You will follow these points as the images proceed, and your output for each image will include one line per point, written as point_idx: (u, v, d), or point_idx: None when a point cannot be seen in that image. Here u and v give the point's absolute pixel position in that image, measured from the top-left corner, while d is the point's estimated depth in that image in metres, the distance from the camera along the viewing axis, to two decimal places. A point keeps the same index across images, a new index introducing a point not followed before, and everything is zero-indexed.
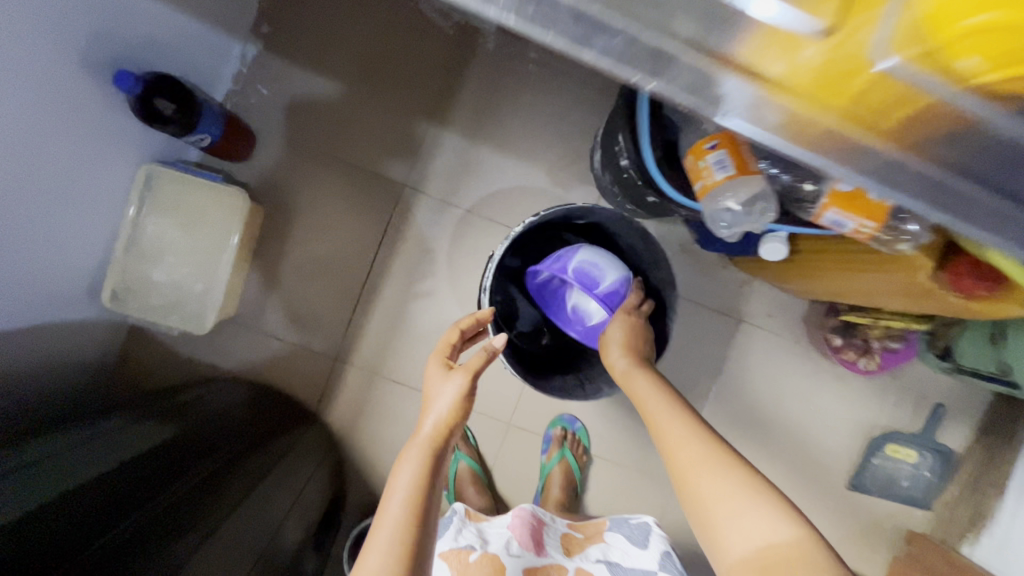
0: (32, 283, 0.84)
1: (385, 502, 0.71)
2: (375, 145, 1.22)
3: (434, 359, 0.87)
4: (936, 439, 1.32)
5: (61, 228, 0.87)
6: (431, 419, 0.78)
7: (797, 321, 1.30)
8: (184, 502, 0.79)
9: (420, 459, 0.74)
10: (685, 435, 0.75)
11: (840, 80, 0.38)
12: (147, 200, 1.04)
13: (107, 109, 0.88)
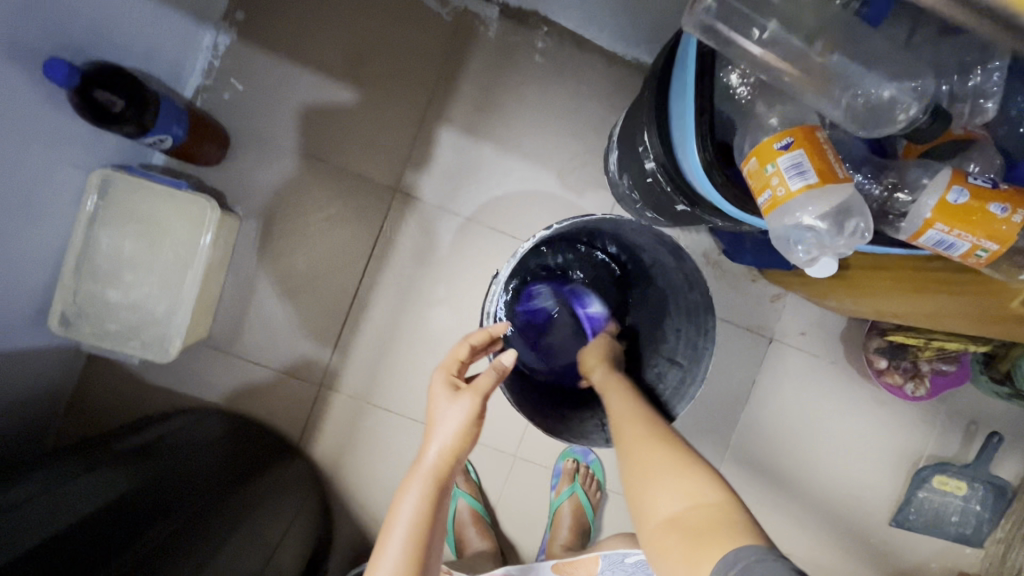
0: None
1: (380, 546, 0.61)
2: (364, 145, 1.09)
3: (439, 373, 0.73)
4: (990, 470, 1.18)
5: None
6: (434, 448, 0.65)
7: (835, 340, 1.17)
8: (150, 559, 0.67)
9: (422, 490, 0.63)
10: (629, 411, 0.71)
11: None
12: (102, 210, 0.91)
13: (44, 105, 0.74)
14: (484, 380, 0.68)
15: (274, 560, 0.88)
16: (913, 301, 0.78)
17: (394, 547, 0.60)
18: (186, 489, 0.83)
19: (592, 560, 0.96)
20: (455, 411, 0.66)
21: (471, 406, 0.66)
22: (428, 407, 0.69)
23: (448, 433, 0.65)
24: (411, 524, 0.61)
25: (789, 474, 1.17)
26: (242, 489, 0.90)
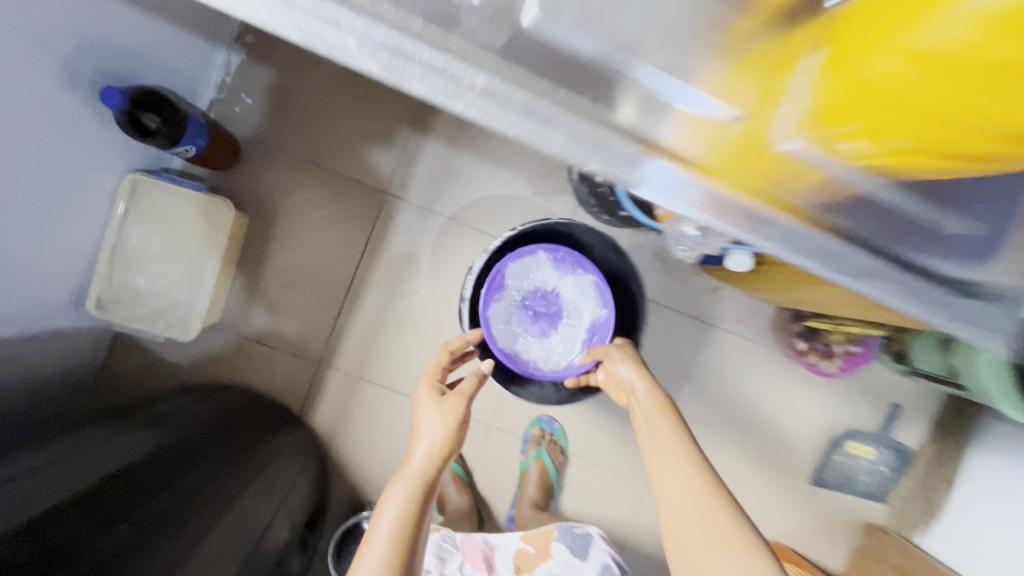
0: (10, 295, 0.85)
1: (370, 533, 0.73)
2: (359, 154, 1.25)
3: (424, 383, 0.89)
4: (894, 437, 1.39)
5: (38, 241, 0.88)
6: (421, 451, 0.80)
7: (765, 325, 1.36)
8: (182, 499, 0.82)
9: (406, 489, 0.77)
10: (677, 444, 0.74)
11: (755, 155, 0.47)
12: (134, 206, 1.05)
13: (83, 119, 0.88)
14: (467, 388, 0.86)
15: (278, 514, 1.03)
16: (812, 290, 0.96)
17: (381, 532, 0.72)
18: (207, 443, 0.98)
19: (547, 531, 1.10)
20: (440, 414, 0.83)
21: (453, 409, 0.83)
22: (414, 417, 0.85)
23: (434, 437, 0.81)
24: (395, 521, 0.73)
25: (725, 440, 1.37)
26: (254, 449, 1.05)
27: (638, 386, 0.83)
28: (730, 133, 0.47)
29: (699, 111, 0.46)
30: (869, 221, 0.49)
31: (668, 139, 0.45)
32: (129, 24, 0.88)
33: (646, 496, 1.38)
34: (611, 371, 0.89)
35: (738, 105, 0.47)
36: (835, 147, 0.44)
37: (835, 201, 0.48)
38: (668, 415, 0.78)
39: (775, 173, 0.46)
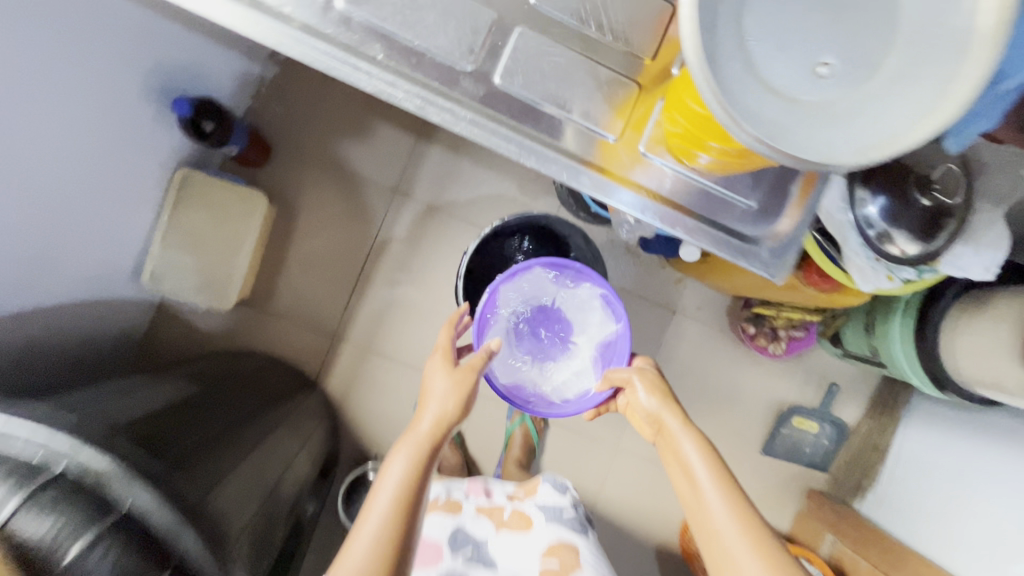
0: (69, 260, 1.04)
1: (377, 488, 0.82)
2: (372, 157, 1.45)
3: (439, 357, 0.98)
4: (833, 412, 1.59)
5: (95, 219, 1.07)
6: (427, 419, 0.90)
7: (721, 313, 1.57)
8: (224, 431, 0.95)
9: (415, 451, 0.86)
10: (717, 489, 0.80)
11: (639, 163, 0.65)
12: (183, 196, 1.25)
13: (130, 118, 1.06)
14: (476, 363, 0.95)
15: (299, 459, 1.18)
16: (747, 274, 1.15)
17: (389, 487, 0.81)
18: (230, 400, 1.10)
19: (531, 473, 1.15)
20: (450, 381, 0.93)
21: (461, 377, 0.93)
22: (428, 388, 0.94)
23: (441, 402, 0.91)
24: (402, 480, 0.82)
25: (686, 411, 1.56)
26: (278, 406, 1.20)
27: (662, 415, 0.90)
28: (622, 149, 0.64)
29: (605, 134, 0.64)
30: (727, 210, 0.66)
31: (592, 154, 0.64)
32: (175, 40, 1.06)
33: (617, 461, 1.58)
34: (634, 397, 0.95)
35: (620, 126, 0.64)
36: (684, 158, 0.63)
37: (702, 195, 0.65)
38: (710, 457, 0.83)
39: (651, 177, 0.65)
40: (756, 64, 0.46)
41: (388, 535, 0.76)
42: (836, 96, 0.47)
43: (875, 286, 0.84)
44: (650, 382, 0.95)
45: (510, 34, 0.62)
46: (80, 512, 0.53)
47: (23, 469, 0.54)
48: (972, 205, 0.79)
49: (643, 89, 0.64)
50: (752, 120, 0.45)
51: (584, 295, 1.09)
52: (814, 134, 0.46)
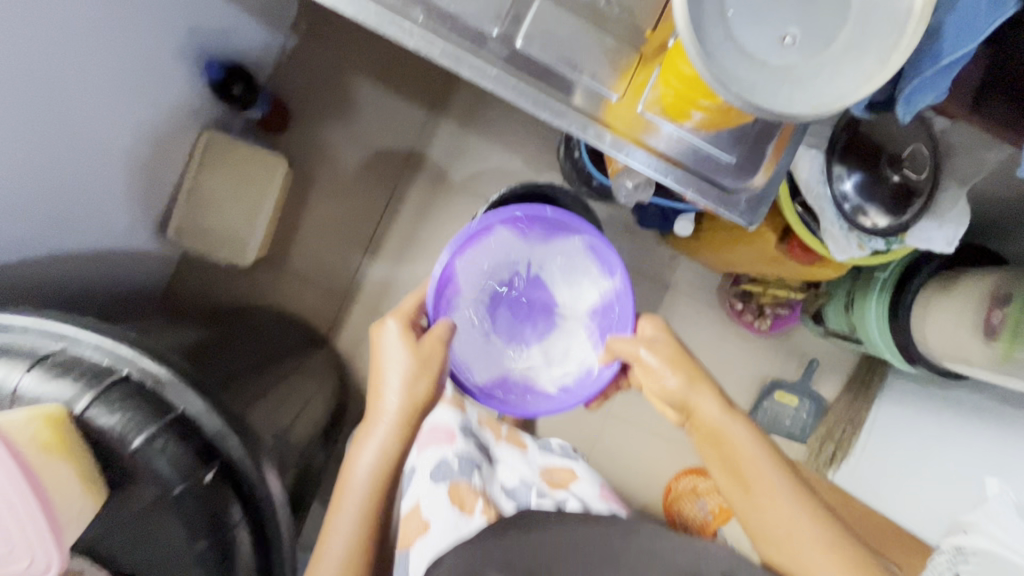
0: (100, 206, 1.12)
1: (348, 478, 0.86)
2: (385, 127, 1.51)
3: (397, 329, 0.91)
4: (813, 388, 1.68)
5: (126, 171, 1.15)
6: (392, 397, 0.87)
7: (712, 290, 1.65)
8: (237, 374, 1.03)
9: (383, 440, 0.86)
10: (766, 479, 0.79)
11: (637, 122, 0.72)
12: (206, 156, 1.32)
13: (161, 75, 1.12)
14: (434, 348, 0.89)
15: (310, 408, 1.26)
16: (736, 249, 1.22)
17: (361, 477, 0.85)
18: (224, 346, 1.12)
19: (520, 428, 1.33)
20: (404, 361, 0.88)
21: (424, 357, 0.88)
22: (386, 367, 0.89)
23: (398, 385, 0.87)
24: (371, 475, 0.85)
25: None
26: (291, 359, 1.28)
27: (693, 397, 0.88)
28: (623, 111, 0.72)
29: (608, 94, 0.71)
30: (709, 165, 0.74)
31: (597, 111, 0.71)
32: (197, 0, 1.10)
33: (607, 426, 1.67)
34: (646, 369, 0.91)
35: (620, 88, 0.71)
36: (678, 118, 0.70)
37: (687, 149, 0.73)
38: (759, 441, 0.83)
39: (646, 134, 0.72)
40: (733, 32, 0.52)
41: (363, 526, 0.83)
42: (796, 62, 0.53)
43: (848, 256, 0.91)
44: (666, 353, 0.91)
45: (531, 4, 0.69)
46: (143, 408, 0.63)
47: (91, 372, 0.63)
48: (936, 181, 0.89)
49: (643, 57, 0.70)
50: (728, 78, 0.51)
51: (565, 255, 1.06)
52: (781, 91, 0.52)
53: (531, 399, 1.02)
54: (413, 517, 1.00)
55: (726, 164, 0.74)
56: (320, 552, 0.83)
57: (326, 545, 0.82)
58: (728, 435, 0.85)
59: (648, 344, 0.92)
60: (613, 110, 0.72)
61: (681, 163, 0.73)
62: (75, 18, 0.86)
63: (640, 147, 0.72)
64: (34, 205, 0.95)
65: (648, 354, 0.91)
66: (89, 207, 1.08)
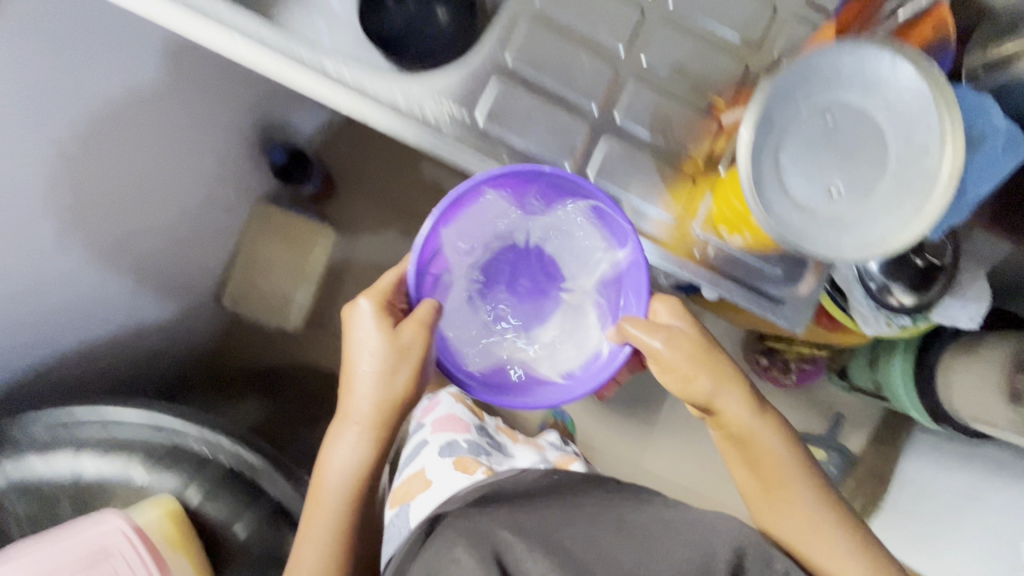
0: (163, 290, 1.17)
1: (325, 473, 0.73)
2: (421, 193, 1.55)
3: (369, 308, 0.70)
4: (839, 441, 1.70)
5: (190, 254, 1.21)
6: (361, 399, 0.69)
7: (738, 345, 1.70)
8: None
9: (356, 437, 0.70)
10: (789, 485, 0.71)
11: (685, 237, 0.65)
12: (257, 228, 1.38)
13: (222, 162, 1.18)
14: (410, 336, 0.68)
15: None
16: None
17: (336, 477, 0.72)
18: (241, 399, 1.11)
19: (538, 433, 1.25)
20: (368, 347, 0.69)
21: (401, 343, 0.68)
22: (355, 350, 0.70)
23: (368, 380, 0.69)
24: (346, 476, 0.71)
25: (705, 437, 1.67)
26: None
27: (721, 398, 0.71)
28: (669, 227, 0.65)
29: (651, 210, 0.64)
30: (762, 275, 0.65)
31: (642, 229, 0.65)
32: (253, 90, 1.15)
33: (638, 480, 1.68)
34: (664, 359, 0.69)
35: (669, 205, 0.64)
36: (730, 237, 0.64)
37: (740, 263, 0.65)
38: (785, 441, 0.72)
39: (696, 251, 0.65)
40: (786, 177, 0.50)
41: (337, 526, 0.73)
42: (847, 203, 0.50)
43: (877, 331, 0.96)
44: (688, 349, 0.70)
45: (599, 139, 0.63)
46: (235, 496, 0.84)
47: (195, 463, 0.84)
48: (958, 264, 0.94)
49: (694, 177, 0.65)
50: (772, 219, 0.49)
51: (568, 228, 0.78)
52: (823, 241, 0.50)
53: (529, 388, 0.76)
54: (417, 478, 1.01)
55: (784, 272, 0.65)
56: (297, 546, 0.75)
57: (302, 542, 0.74)
58: (756, 439, 0.72)
59: (669, 327, 0.70)
60: (658, 229, 0.65)
61: (732, 274, 0.65)
62: (154, 123, 0.94)
63: (677, 254, 0.65)
64: (105, 295, 1.02)
65: (672, 349, 0.69)
66: (157, 291, 1.15)
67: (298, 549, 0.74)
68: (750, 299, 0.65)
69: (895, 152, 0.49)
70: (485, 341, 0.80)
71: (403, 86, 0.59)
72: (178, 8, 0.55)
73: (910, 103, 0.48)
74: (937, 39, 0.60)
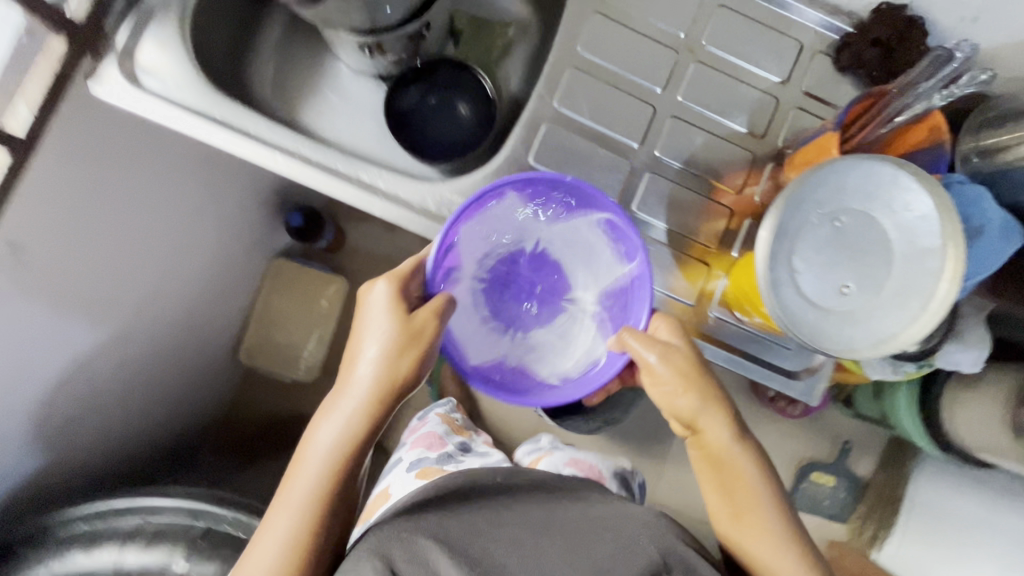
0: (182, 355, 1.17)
1: (297, 467, 0.56)
2: None
3: (384, 284, 0.59)
4: None
5: None
6: (364, 370, 0.56)
7: None
8: None
9: (345, 421, 0.56)
10: (761, 518, 0.58)
11: (701, 315, 0.68)
12: (271, 282, 1.40)
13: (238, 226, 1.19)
14: (430, 321, 0.58)
15: None
16: None
17: (312, 468, 0.55)
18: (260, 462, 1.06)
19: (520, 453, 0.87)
20: (377, 324, 0.57)
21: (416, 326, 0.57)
22: (360, 324, 0.58)
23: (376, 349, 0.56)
24: (324, 467, 0.55)
25: None
26: None
27: (702, 414, 0.59)
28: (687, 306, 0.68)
29: (668, 290, 0.68)
30: (778, 352, 0.68)
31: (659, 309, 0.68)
32: None
33: None
34: (654, 367, 0.59)
35: (685, 285, 0.68)
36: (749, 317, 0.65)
37: (756, 340, 0.68)
38: (757, 461, 0.60)
39: (712, 329, 0.68)
40: (799, 274, 0.54)
41: (297, 545, 0.53)
42: (857, 296, 0.54)
43: (884, 375, 1.01)
44: (682, 363, 0.58)
45: None
46: None
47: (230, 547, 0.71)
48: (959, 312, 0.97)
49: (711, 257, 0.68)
50: (783, 312, 0.53)
51: (577, 236, 0.67)
52: (838, 339, 0.54)
53: (523, 389, 0.66)
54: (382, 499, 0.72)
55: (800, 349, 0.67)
56: (241, 562, 0.54)
57: (248, 554, 0.54)
58: (726, 457, 0.59)
59: (667, 335, 0.60)
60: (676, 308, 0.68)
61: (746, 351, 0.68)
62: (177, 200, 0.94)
63: (716, 345, 0.68)
64: None
65: (671, 355, 0.58)
66: None
67: (242, 562, 0.54)
68: (780, 379, 0.68)
69: (901, 255, 0.53)
70: (477, 344, 0.68)
71: (437, 193, 0.63)
72: (226, 132, 0.58)
73: (913, 210, 0.52)
74: (928, 144, 0.57)
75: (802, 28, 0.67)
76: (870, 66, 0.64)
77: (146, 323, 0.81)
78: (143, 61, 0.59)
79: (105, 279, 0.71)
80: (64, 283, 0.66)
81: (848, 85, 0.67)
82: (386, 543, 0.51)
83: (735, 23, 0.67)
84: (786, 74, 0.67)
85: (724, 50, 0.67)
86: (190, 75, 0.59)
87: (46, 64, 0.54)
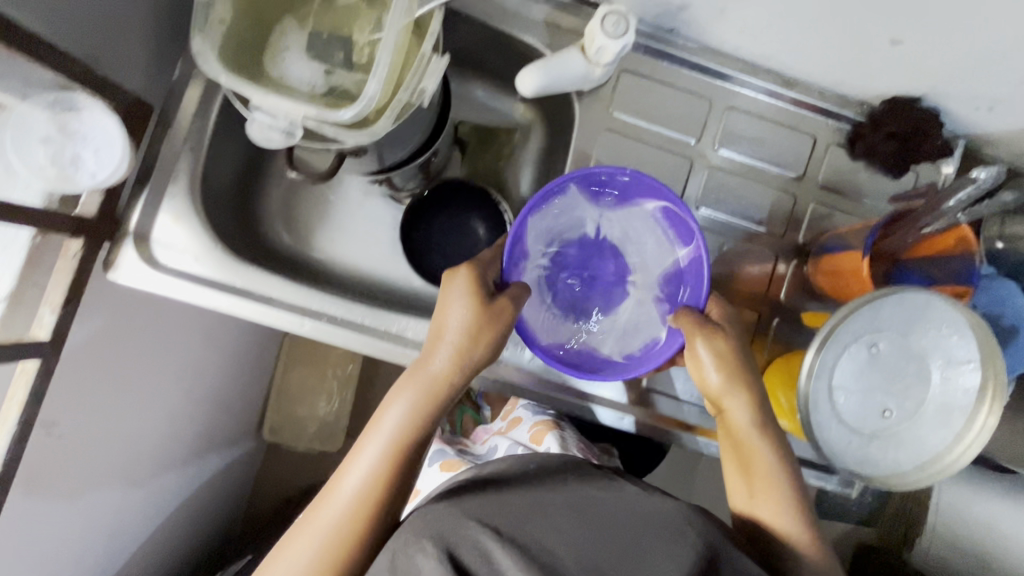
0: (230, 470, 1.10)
1: (360, 442, 0.53)
2: None
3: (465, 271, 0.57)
4: None
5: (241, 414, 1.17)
6: (440, 355, 0.54)
7: None
8: None
9: (413, 397, 0.53)
10: (782, 504, 0.51)
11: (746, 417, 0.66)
12: (283, 358, 1.26)
13: None
14: (507, 304, 0.55)
15: None
16: None
17: (373, 447, 0.52)
18: None
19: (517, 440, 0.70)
20: (460, 297, 0.55)
21: (493, 312, 0.54)
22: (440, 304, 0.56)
23: (450, 333, 0.54)
24: (387, 445, 0.52)
25: None
26: None
27: (729, 396, 0.55)
28: None
29: None
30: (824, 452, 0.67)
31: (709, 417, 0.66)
32: None
33: None
34: (698, 346, 0.55)
35: None
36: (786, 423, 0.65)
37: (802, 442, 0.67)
38: (785, 453, 0.54)
39: None
40: (835, 402, 0.53)
41: (348, 527, 0.49)
42: (891, 417, 0.53)
43: None
44: (720, 350, 0.55)
45: None
46: None
47: None
48: None
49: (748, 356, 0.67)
50: (822, 441, 0.53)
51: (637, 223, 0.65)
52: (885, 463, 0.53)
53: (592, 366, 0.61)
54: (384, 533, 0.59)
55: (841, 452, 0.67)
56: (288, 537, 0.51)
57: (299, 527, 0.50)
58: (750, 442, 0.54)
59: (718, 320, 0.58)
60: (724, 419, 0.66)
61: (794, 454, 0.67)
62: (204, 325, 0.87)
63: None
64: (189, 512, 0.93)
65: (712, 342, 0.55)
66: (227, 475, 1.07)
67: (283, 545, 0.50)
68: (815, 474, 0.67)
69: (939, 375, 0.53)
70: (542, 327, 0.64)
71: None
72: (252, 305, 0.58)
73: (947, 332, 0.52)
74: (959, 252, 0.57)
75: (816, 120, 0.66)
76: (886, 157, 0.65)
77: (166, 455, 0.79)
78: (158, 237, 0.58)
79: (128, 428, 0.70)
80: (92, 447, 0.64)
81: (865, 172, 0.67)
82: (434, 524, 0.44)
83: (747, 123, 0.66)
84: (802, 168, 0.67)
85: (739, 151, 0.66)
86: (207, 248, 0.59)
87: (66, 266, 0.53)
